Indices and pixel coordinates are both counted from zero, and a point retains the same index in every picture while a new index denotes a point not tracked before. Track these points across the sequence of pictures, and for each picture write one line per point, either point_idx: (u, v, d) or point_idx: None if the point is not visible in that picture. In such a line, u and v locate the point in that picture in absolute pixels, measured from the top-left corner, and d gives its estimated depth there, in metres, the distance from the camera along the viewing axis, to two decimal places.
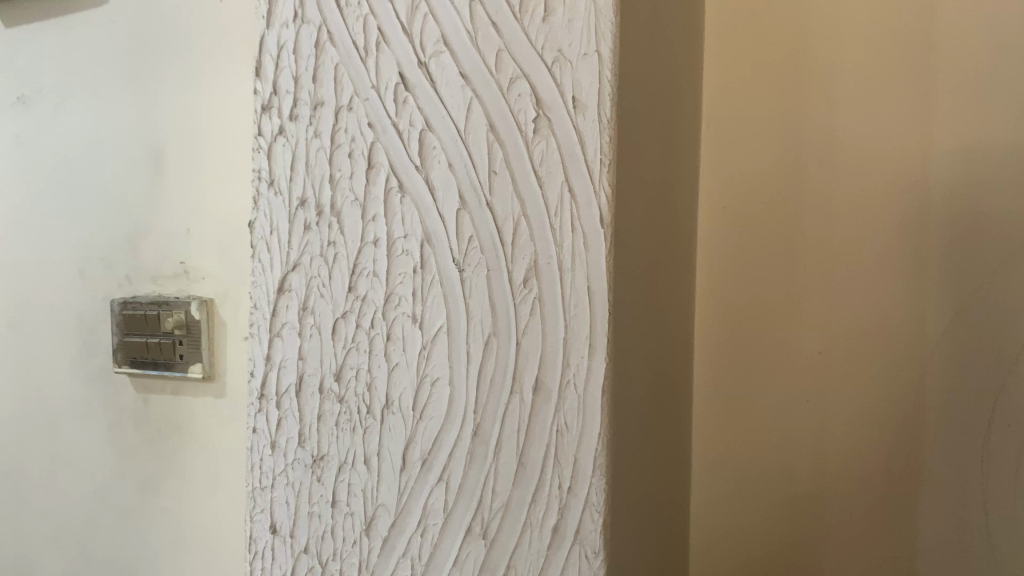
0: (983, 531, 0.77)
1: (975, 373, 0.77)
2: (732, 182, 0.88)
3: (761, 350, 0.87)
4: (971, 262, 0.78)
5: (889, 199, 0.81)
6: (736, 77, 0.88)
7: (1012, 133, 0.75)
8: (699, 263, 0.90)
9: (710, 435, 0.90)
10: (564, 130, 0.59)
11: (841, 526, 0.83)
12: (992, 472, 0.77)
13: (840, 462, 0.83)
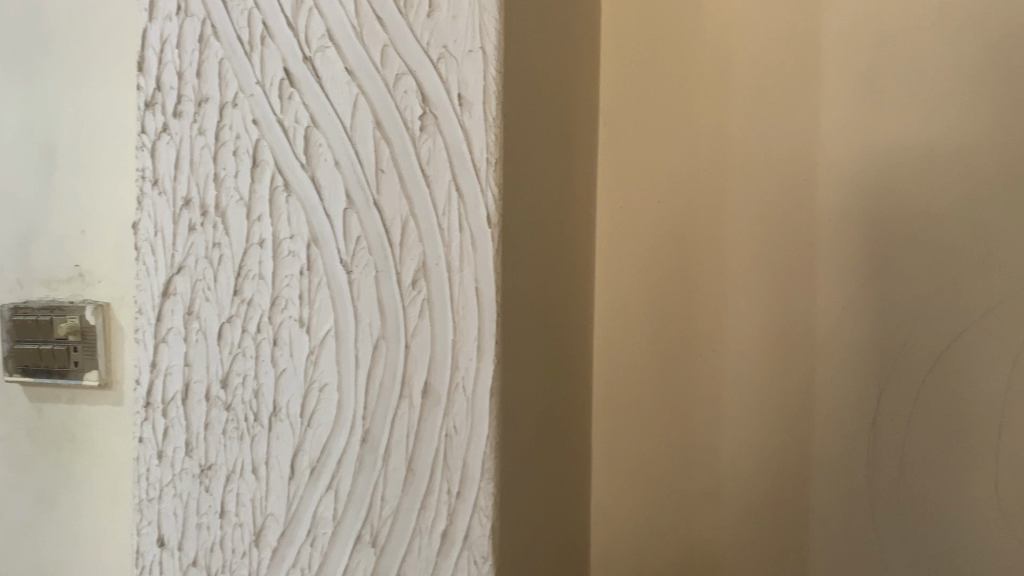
0: (869, 524, 0.78)
1: (865, 370, 0.78)
2: (629, 182, 0.88)
3: (658, 350, 0.87)
4: (861, 261, 0.78)
5: (784, 198, 0.81)
6: (636, 75, 0.87)
7: (897, 132, 0.77)
8: (600, 262, 0.90)
9: (608, 435, 0.89)
10: (451, 128, 0.58)
11: (738, 522, 0.83)
12: (878, 464, 0.78)
13: (737, 459, 0.84)
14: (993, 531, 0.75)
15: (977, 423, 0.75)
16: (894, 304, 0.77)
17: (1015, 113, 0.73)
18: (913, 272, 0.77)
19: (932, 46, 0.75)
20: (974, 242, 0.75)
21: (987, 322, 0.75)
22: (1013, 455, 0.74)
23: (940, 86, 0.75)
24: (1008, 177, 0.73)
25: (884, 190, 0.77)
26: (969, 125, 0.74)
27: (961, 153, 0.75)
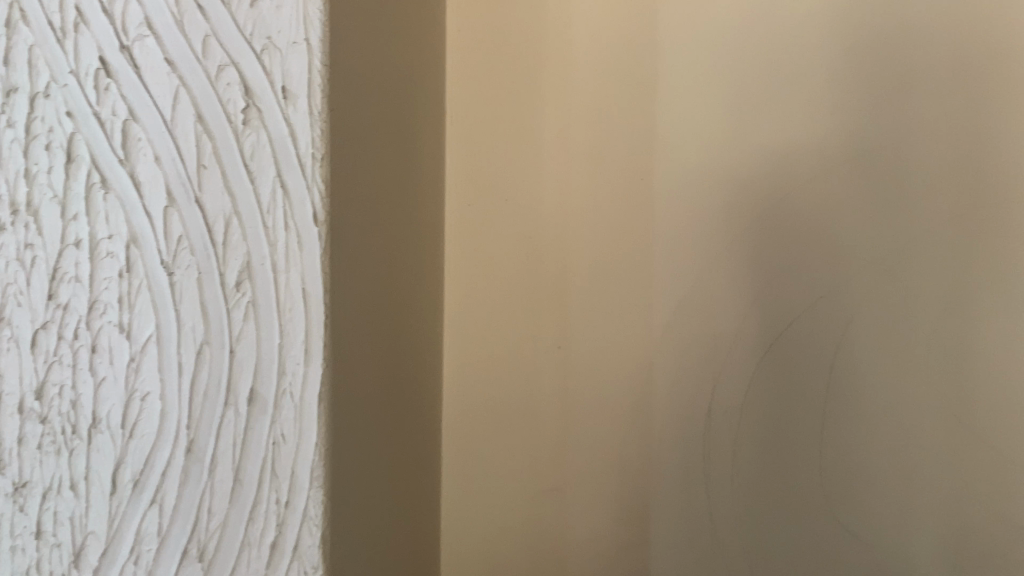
0: (705, 514, 0.79)
1: (704, 364, 0.79)
2: (474, 182, 0.87)
3: (503, 349, 0.86)
4: (702, 258, 0.79)
5: (629, 196, 0.82)
6: (481, 74, 0.87)
7: (730, 132, 0.79)
8: (450, 261, 0.88)
9: (455, 430, 0.88)
10: (276, 123, 0.55)
11: (583, 518, 0.83)
12: (713, 455, 0.79)
13: (579, 454, 0.83)
14: (822, 521, 0.76)
15: (803, 413, 0.76)
16: (732, 298, 0.78)
17: (842, 110, 0.75)
18: (749, 266, 0.78)
19: (761, 47, 0.77)
20: (801, 235, 0.76)
21: (810, 313, 0.76)
22: (838, 442, 0.76)
23: (769, 87, 0.77)
24: (839, 174, 0.75)
25: (722, 188, 0.79)
26: (800, 123, 0.76)
27: (793, 149, 0.77)
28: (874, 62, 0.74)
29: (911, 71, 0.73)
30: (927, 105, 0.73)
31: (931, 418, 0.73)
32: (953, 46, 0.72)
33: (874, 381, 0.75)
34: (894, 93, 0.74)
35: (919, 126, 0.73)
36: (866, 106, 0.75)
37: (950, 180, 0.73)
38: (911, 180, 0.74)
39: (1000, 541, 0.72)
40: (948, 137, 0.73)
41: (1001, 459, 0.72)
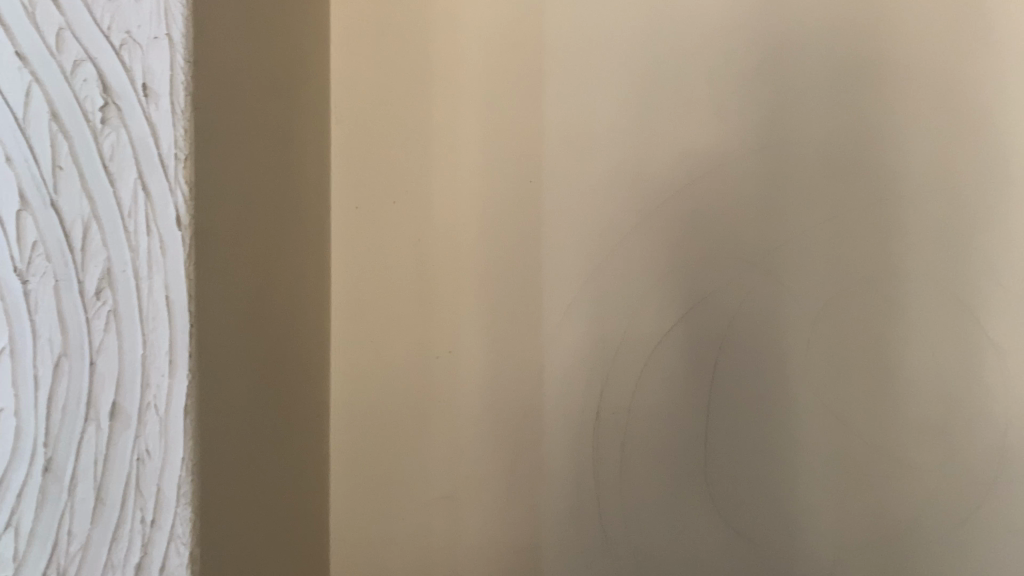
0: (597, 526, 0.72)
1: (606, 370, 0.72)
2: (358, 176, 0.77)
3: (390, 358, 0.76)
4: (610, 266, 0.73)
5: (529, 199, 0.74)
6: (364, 66, 0.77)
7: (627, 125, 0.73)
8: (336, 273, 0.77)
9: (337, 452, 0.77)
10: (136, 122, 0.51)
11: (478, 542, 0.75)
12: (602, 462, 0.72)
13: (469, 472, 0.75)
14: (709, 529, 0.71)
15: (690, 415, 0.72)
16: (640, 308, 0.72)
17: (747, 111, 0.72)
18: (653, 268, 0.72)
19: (658, 41, 0.73)
20: (702, 229, 0.72)
21: (702, 308, 0.72)
22: (723, 447, 0.71)
23: (666, 81, 0.72)
24: (744, 178, 0.71)
25: (629, 190, 0.73)
26: (705, 122, 0.72)
27: (699, 150, 0.72)
28: (774, 63, 0.72)
29: (811, 71, 0.71)
30: (830, 104, 0.71)
31: (817, 416, 0.71)
32: (848, 47, 0.71)
33: (762, 379, 0.71)
34: (784, 88, 0.72)
35: (819, 128, 0.71)
36: (762, 104, 0.72)
37: (851, 173, 0.71)
38: (803, 174, 0.71)
39: (881, 538, 0.70)
40: (849, 136, 0.71)
41: (878, 454, 0.70)
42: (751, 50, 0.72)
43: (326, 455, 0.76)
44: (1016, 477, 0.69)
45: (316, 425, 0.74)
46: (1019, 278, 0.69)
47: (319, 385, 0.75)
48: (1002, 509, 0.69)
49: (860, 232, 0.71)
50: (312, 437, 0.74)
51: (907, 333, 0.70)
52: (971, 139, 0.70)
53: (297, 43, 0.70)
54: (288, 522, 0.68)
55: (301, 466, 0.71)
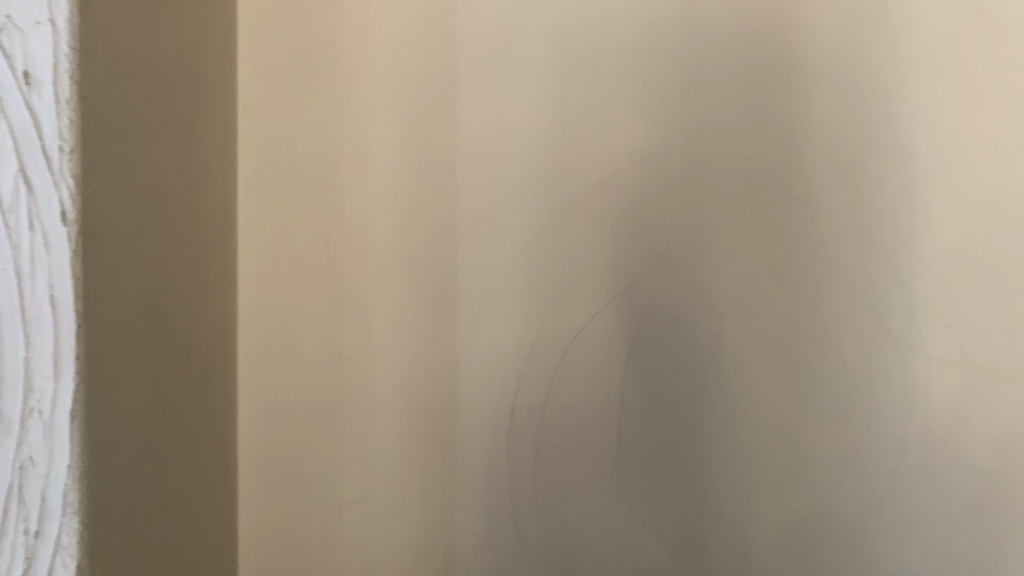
0: (510, 525, 0.72)
1: (519, 369, 0.72)
2: (266, 172, 0.75)
3: (299, 359, 0.75)
4: (524, 264, 0.72)
5: (441, 196, 0.73)
6: (272, 58, 0.75)
7: (538, 123, 0.72)
8: (243, 271, 0.75)
9: (244, 454, 0.75)
10: (17, 112, 0.48)
11: (391, 545, 0.73)
12: (516, 461, 0.72)
13: (381, 474, 0.73)
14: (620, 525, 0.71)
15: (602, 412, 0.72)
16: (553, 307, 0.72)
17: (659, 107, 0.72)
18: (565, 267, 0.72)
19: (570, 38, 0.72)
20: (615, 227, 0.72)
21: (615, 304, 0.72)
22: (634, 443, 0.71)
23: (576, 77, 0.72)
24: (656, 175, 0.72)
25: (543, 188, 0.72)
26: (619, 118, 0.72)
27: (611, 146, 0.72)
28: (685, 60, 0.72)
29: (720, 69, 0.72)
30: (739, 102, 0.71)
31: (726, 411, 0.71)
32: (759, 42, 0.71)
33: (672, 375, 0.71)
34: (693, 86, 0.72)
35: (729, 125, 0.71)
36: (674, 103, 0.72)
37: (760, 172, 0.71)
38: (714, 171, 0.71)
39: (788, 531, 0.71)
40: (758, 134, 0.71)
41: (786, 448, 0.71)
42: (661, 48, 0.72)
43: (233, 457, 0.74)
44: (920, 471, 0.70)
45: (221, 426, 0.72)
46: (924, 276, 0.70)
47: (226, 386, 0.73)
48: (904, 504, 0.71)
49: (769, 229, 0.71)
50: (218, 440, 0.72)
51: (814, 329, 0.71)
52: (877, 139, 0.70)
53: (197, 34, 0.68)
54: (190, 528, 0.66)
55: (203, 469, 0.69)
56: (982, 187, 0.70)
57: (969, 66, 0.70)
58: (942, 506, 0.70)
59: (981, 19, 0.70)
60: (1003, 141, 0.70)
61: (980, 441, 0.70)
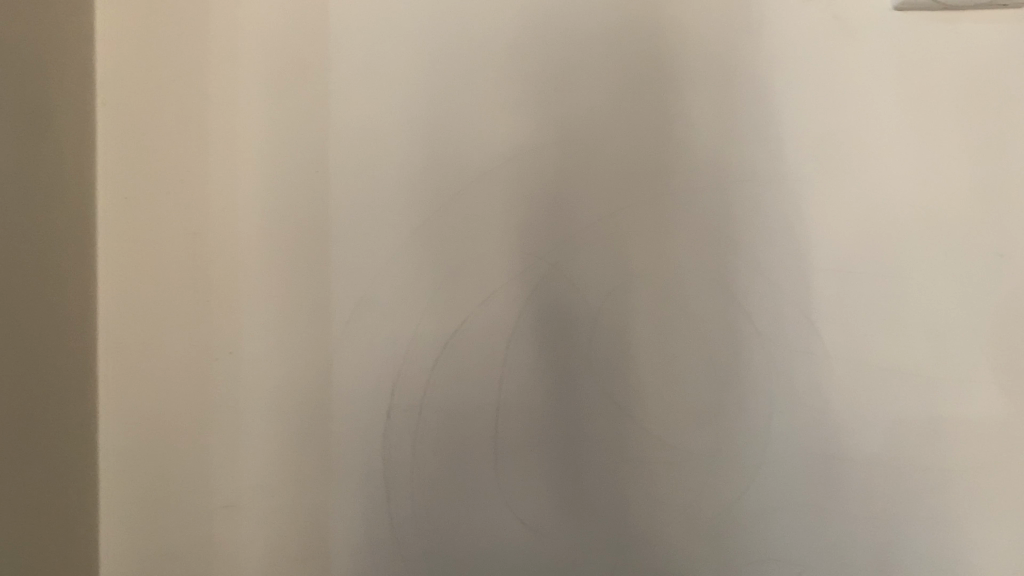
0: (387, 529, 0.71)
1: (393, 368, 0.71)
2: (126, 165, 0.71)
3: (164, 360, 0.72)
4: (398, 261, 0.71)
5: (313, 192, 0.71)
6: (128, 47, 0.71)
7: (409, 118, 0.71)
8: (102, 269, 0.72)
9: (104, 457, 0.72)
10: None
11: (266, 553, 0.71)
12: (392, 460, 0.71)
13: (253, 478, 0.71)
14: (499, 521, 0.71)
15: (478, 409, 0.71)
16: (428, 305, 0.71)
17: (527, 104, 0.71)
18: (438, 264, 0.71)
19: (441, 33, 0.71)
20: (486, 223, 0.71)
21: (491, 301, 0.71)
22: (513, 440, 0.71)
23: (447, 73, 0.71)
24: (526, 174, 0.71)
25: (416, 184, 0.71)
26: (489, 115, 0.71)
27: (483, 142, 0.71)
28: (553, 56, 0.70)
29: (590, 63, 0.70)
30: (608, 97, 0.70)
31: (600, 407, 0.71)
32: (624, 41, 0.70)
33: (547, 371, 0.71)
34: (564, 81, 0.70)
35: (598, 122, 0.70)
36: (545, 97, 0.71)
37: (633, 168, 0.70)
38: (585, 167, 0.70)
39: (664, 525, 0.70)
40: (626, 133, 0.70)
41: (661, 442, 0.71)
42: (532, 43, 0.70)
43: (91, 459, 0.71)
44: (800, 464, 0.70)
45: (74, 427, 0.69)
46: (801, 271, 0.70)
47: (82, 387, 0.70)
48: (778, 501, 0.70)
49: (644, 225, 0.70)
50: (69, 442, 0.69)
51: (686, 324, 0.70)
52: (745, 135, 0.70)
53: (36, 23, 0.64)
54: (31, 534, 0.64)
55: (43, 472, 0.65)
56: (845, 188, 0.70)
57: (828, 69, 0.70)
58: (814, 506, 0.70)
59: (837, 24, 0.70)
60: (863, 143, 0.70)
61: (866, 438, 0.70)
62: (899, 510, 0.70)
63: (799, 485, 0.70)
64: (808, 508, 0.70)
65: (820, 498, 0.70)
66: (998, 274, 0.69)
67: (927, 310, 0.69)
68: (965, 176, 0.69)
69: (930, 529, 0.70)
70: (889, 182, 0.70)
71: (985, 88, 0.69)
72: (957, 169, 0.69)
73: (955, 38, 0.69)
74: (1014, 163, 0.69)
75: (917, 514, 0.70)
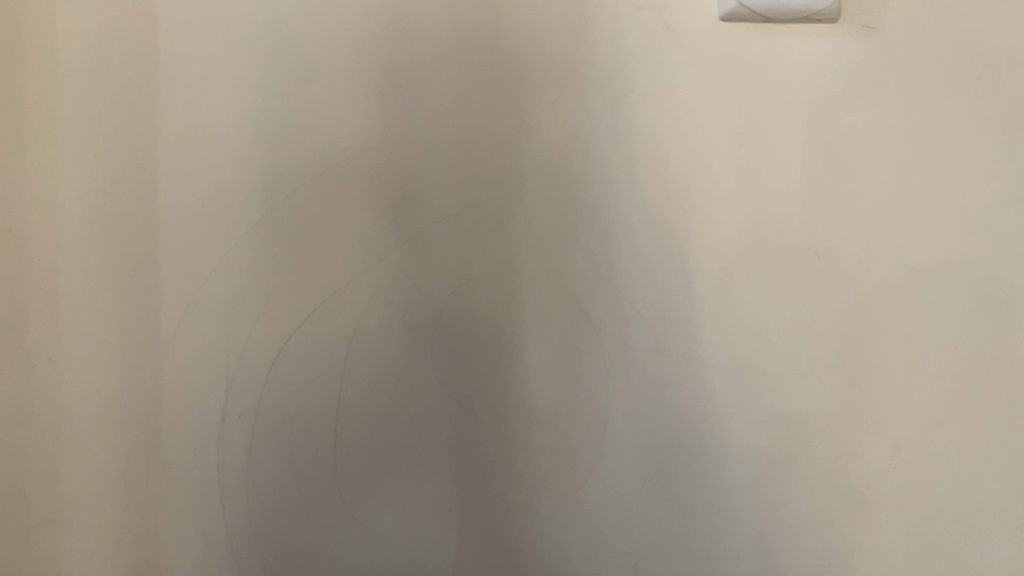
0: (222, 540, 0.68)
1: (226, 373, 0.69)
2: None
3: None
4: (232, 262, 0.69)
5: (141, 191, 0.68)
6: None
7: (242, 116, 0.69)
8: None
9: None
10: None
11: (93, 568, 0.68)
12: (226, 466, 0.68)
13: (79, 490, 0.68)
14: (338, 523, 0.69)
15: (316, 412, 0.69)
16: (264, 306, 0.69)
17: (365, 106, 0.70)
18: (273, 266, 0.69)
19: (275, 32, 0.69)
20: (323, 225, 0.70)
21: (331, 303, 0.69)
22: (352, 442, 0.70)
23: (281, 72, 0.69)
24: (365, 175, 0.70)
25: (252, 184, 0.69)
26: (326, 115, 0.69)
27: (320, 142, 0.69)
28: (390, 57, 0.70)
29: (430, 65, 0.70)
30: (448, 100, 0.70)
31: (440, 407, 0.70)
32: (462, 43, 0.70)
33: (388, 372, 0.70)
34: (404, 82, 0.70)
35: (437, 124, 0.70)
36: (384, 99, 0.70)
37: (474, 170, 0.71)
38: (425, 169, 0.70)
39: (505, 523, 0.71)
40: (466, 135, 0.70)
41: (502, 442, 0.71)
42: (371, 44, 0.70)
43: None
44: (636, 459, 0.72)
45: None
46: (637, 273, 0.72)
47: None
48: (615, 496, 0.72)
49: (486, 227, 0.71)
50: None
51: (526, 324, 0.71)
52: (584, 139, 0.71)
53: None
54: None
55: None
56: (677, 192, 0.72)
57: (661, 77, 0.71)
58: (649, 499, 0.72)
59: (668, 32, 0.71)
60: (695, 149, 0.72)
61: (698, 432, 0.72)
62: (728, 500, 0.73)
63: (635, 480, 0.72)
64: (643, 501, 0.72)
65: (655, 492, 0.72)
66: (818, 274, 0.73)
67: (756, 309, 0.73)
68: (790, 181, 0.73)
69: (758, 517, 0.73)
70: (717, 187, 0.72)
71: (807, 97, 0.72)
72: (784, 175, 0.73)
73: (779, 50, 0.72)
74: (834, 169, 0.73)
75: (746, 503, 0.73)
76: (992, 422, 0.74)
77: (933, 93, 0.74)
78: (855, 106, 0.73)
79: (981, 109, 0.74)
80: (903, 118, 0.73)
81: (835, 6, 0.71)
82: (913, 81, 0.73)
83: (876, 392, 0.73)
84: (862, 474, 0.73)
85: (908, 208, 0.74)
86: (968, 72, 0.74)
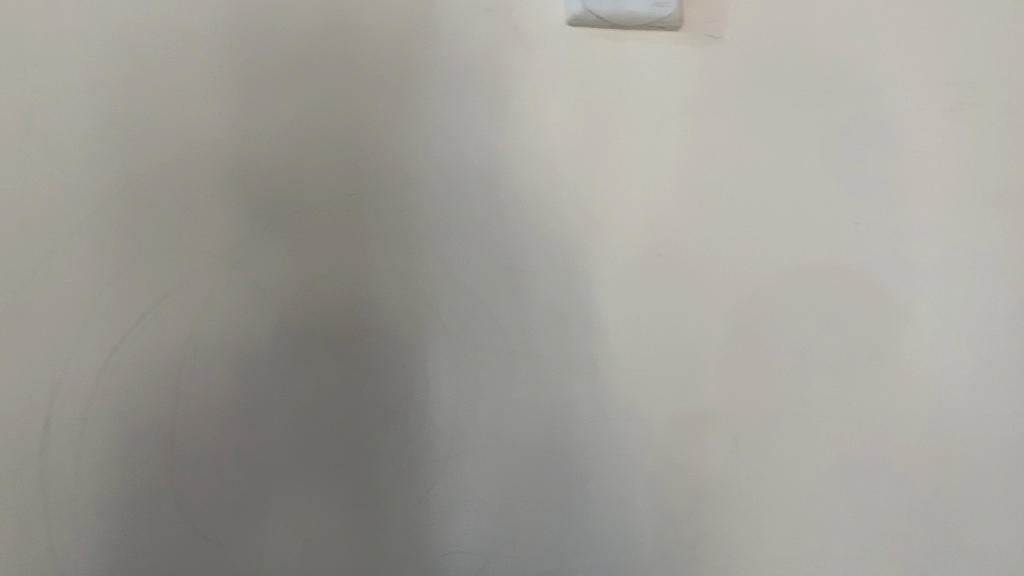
0: (45, 552, 0.66)
1: (49, 380, 0.65)
2: None
3: None
4: (58, 265, 0.65)
5: None
6: None
7: (67, 112, 0.66)
8: None
9: None
10: None
11: None
12: (49, 477, 0.65)
13: None
14: (172, 533, 0.67)
15: (148, 419, 0.67)
16: (94, 310, 0.66)
17: (201, 102, 0.67)
18: (102, 269, 0.66)
19: (103, 23, 0.66)
20: (156, 226, 0.67)
21: (164, 307, 0.67)
22: (187, 450, 0.67)
23: (110, 66, 0.66)
24: (203, 172, 0.67)
25: (79, 183, 0.66)
26: (159, 111, 0.67)
27: (152, 139, 0.67)
28: (227, 52, 0.67)
29: (270, 60, 0.68)
30: (290, 98, 0.68)
31: (282, 412, 0.69)
32: (304, 39, 0.68)
33: (226, 377, 0.68)
34: (243, 79, 0.67)
35: (278, 122, 0.68)
36: (221, 96, 0.67)
37: (316, 170, 0.69)
38: (265, 168, 0.68)
39: (350, 526, 0.70)
40: (309, 134, 0.69)
41: (347, 446, 0.70)
42: (207, 38, 0.67)
43: None
44: (484, 459, 0.72)
45: None
46: (485, 273, 0.72)
47: None
48: (464, 496, 0.72)
49: (330, 228, 0.69)
50: None
51: (372, 326, 0.70)
52: (431, 140, 0.70)
53: None
54: None
55: None
56: (525, 194, 0.72)
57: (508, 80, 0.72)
58: (497, 498, 0.73)
59: (516, 36, 0.71)
60: (543, 152, 0.72)
61: (547, 430, 0.73)
62: (574, 495, 0.74)
63: (482, 480, 0.72)
64: (491, 501, 0.73)
65: (503, 492, 0.73)
66: (664, 275, 0.75)
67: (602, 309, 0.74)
68: (635, 184, 0.74)
69: (604, 511, 0.75)
70: (564, 189, 0.73)
71: (650, 103, 0.74)
72: (630, 178, 0.74)
73: (624, 57, 0.73)
74: (678, 173, 0.75)
75: (592, 497, 0.74)
76: (822, 416, 0.79)
77: (773, 104, 0.76)
78: (697, 112, 0.75)
79: (817, 120, 0.77)
80: (743, 125, 0.76)
81: (677, 14, 0.73)
82: (752, 90, 0.76)
83: (718, 389, 0.76)
84: (704, 469, 0.76)
85: (747, 211, 0.76)
86: (805, 81, 0.77)
